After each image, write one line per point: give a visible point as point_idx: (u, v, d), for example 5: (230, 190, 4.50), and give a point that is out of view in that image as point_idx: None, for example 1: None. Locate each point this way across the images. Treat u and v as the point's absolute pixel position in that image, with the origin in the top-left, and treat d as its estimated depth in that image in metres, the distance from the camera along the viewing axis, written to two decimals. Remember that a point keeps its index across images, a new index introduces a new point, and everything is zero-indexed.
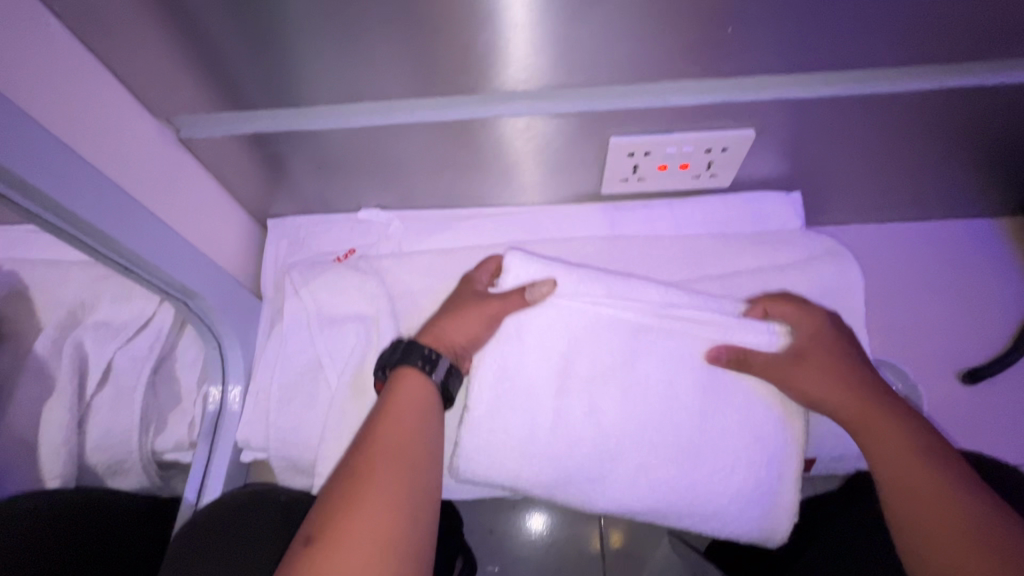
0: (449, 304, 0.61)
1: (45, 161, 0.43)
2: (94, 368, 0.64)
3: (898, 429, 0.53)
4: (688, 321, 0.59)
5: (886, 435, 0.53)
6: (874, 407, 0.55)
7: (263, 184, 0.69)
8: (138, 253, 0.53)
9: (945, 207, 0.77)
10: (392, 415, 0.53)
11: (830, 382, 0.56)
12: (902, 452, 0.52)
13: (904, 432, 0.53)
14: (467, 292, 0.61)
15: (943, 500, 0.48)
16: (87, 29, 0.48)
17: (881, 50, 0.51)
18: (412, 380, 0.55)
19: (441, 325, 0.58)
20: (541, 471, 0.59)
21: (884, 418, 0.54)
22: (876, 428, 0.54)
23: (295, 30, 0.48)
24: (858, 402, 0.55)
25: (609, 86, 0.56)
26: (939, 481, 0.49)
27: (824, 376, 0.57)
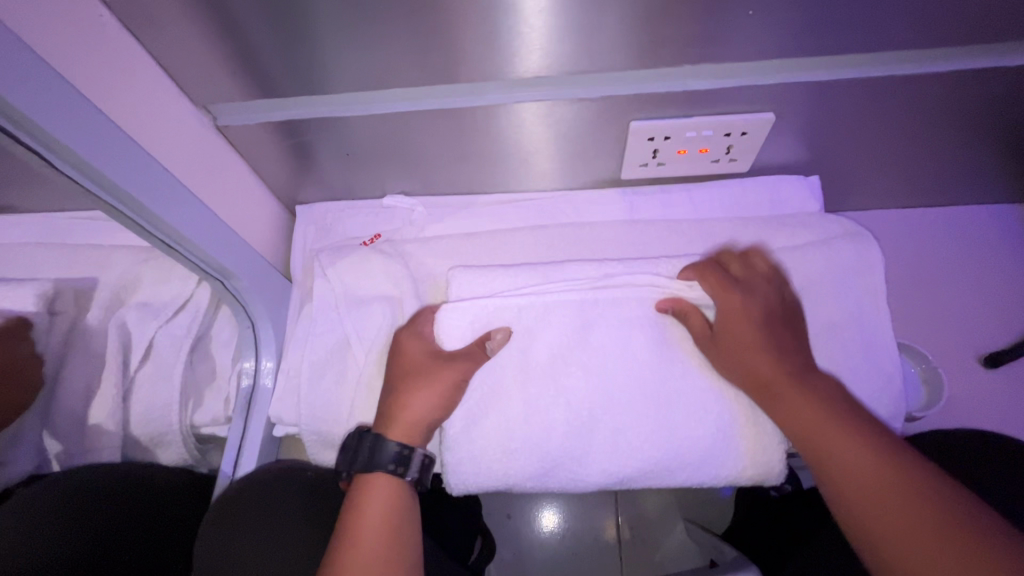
0: (401, 378, 0.61)
1: (100, 148, 0.46)
2: (137, 346, 0.68)
3: (801, 389, 0.56)
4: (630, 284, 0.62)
5: (791, 398, 0.55)
6: (777, 368, 0.57)
7: (292, 170, 0.72)
8: (190, 237, 0.57)
9: (967, 191, 0.76)
10: (365, 517, 0.56)
11: (740, 343, 0.58)
12: (807, 414, 0.54)
13: (805, 391, 0.55)
14: (418, 361, 0.61)
15: (855, 455, 0.51)
16: (135, 21, 0.51)
17: (905, 33, 0.52)
18: (382, 481, 0.58)
19: (411, 409, 0.59)
20: (542, 453, 0.61)
21: (790, 382, 0.56)
22: (782, 393, 0.56)
23: (328, 22, 0.50)
24: (759, 361, 0.57)
25: (629, 71, 0.57)
26: (848, 438, 0.52)
27: (735, 337, 0.58)
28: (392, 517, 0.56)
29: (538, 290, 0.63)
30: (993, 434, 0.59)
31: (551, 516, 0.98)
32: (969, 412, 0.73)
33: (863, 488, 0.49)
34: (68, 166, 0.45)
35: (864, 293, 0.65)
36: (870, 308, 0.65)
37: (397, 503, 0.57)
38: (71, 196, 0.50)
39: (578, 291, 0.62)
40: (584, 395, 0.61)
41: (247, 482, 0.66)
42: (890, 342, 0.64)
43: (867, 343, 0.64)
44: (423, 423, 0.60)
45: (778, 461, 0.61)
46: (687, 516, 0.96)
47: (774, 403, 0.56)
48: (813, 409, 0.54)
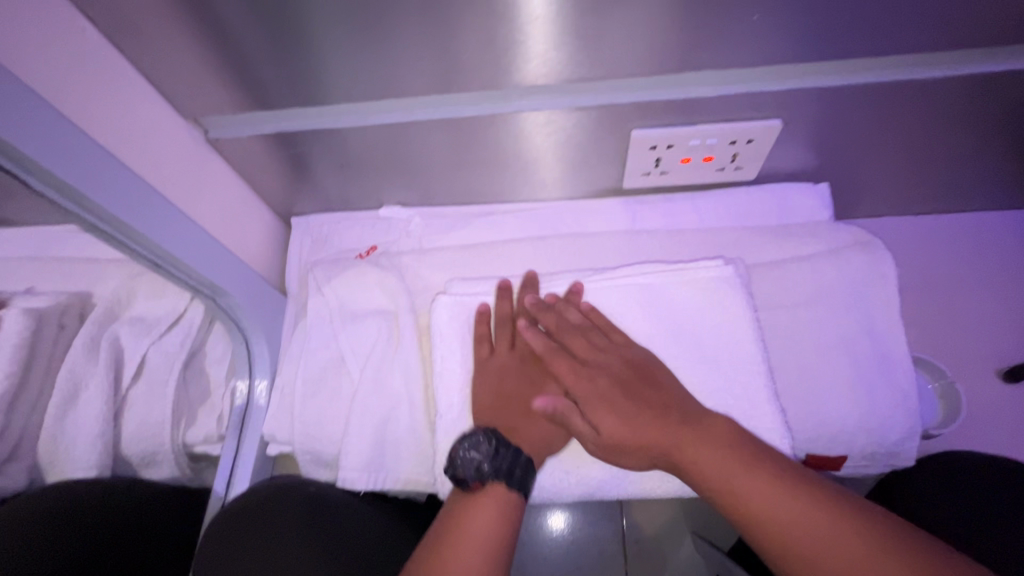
0: (500, 398, 0.60)
1: (83, 166, 0.45)
2: (129, 362, 0.67)
3: (702, 442, 0.52)
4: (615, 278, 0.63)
5: (696, 454, 0.51)
6: (674, 431, 0.53)
7: (286, 182, 0.71)
8: (178, 255, 0.55)
9: (982, 197, 0.74)
10: (476, 499, 0.55)
11: (613, 422, 0.55)
12: (720, 470, 0.50)
13: (708, 446, 0.51)
14: (534, 373, 0.63)
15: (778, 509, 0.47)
16: (120, 35, 0.50)
17: (917, 36, 0.49)
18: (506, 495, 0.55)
19: (544, 428, 0.60)
20: (564, 474, 0.60)
21: (686, 433, 0.53)
22: (689, 456, 0.52)
23: (318, 33, 0.49)
24: (642, 431, 0.54)
25: (629, 79, 0.55)
26: (763, 483, 0.48)
27: (607, 416, 0.56)
28: (495, 538, 0.53)
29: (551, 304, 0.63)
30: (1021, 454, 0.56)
31: (555, 529, 0.96)
32: (986, 428, 0.70)
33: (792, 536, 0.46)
34: (50, 188, 0.43)
35: (877, 305, 0.63)
36: (882, 320, 0.62)
37: (505, 509, 0.54)
38: (56, 214, 0.49)
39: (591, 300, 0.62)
40: None
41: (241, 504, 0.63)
42: (904, 356, 0.62)
43: (881, 357, 0.62)
44: (551, 435, 0.60)
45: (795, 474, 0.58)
46: (695, 529, 0.93)
47: (682, 467, 0.52)
48: (727, 462, 0.50)
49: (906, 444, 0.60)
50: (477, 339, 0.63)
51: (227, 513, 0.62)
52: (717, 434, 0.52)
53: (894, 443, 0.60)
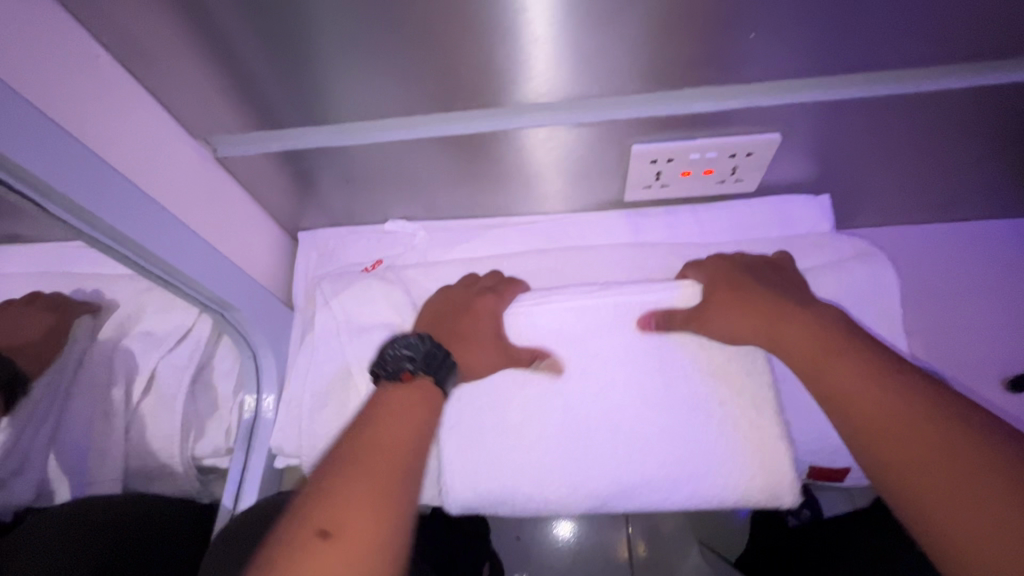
0: (440, 324, 0.63)
1: (97, 188, 0.46)
2: (139, 376, 0.68)
3: (808, 330, 0.53)
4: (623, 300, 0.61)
5: (794, 333, 0.54)
6: (778, 314, 0.55)
7: (293, 198, 0.72)
8: (182, 269, 0.56)
9: (984, 206, 0.74)
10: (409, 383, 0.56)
11: (733, 317, 0.57)
12: (822, 352, 0.51)
13: (814, 334, 0.53)
14: (473, 316, 0.62)
15: (864, 388, 0.48)
16: (132, 60, 0.51)
17: (913, 51, 0.50)
18: (430, 387, 0.56)
19: (469, 361, 0.61)
20: (569, 484, 0.61)
21: (792, 323, 0.54)
22: (788, 334, 0.54)
23: (323, 55, 0.50)
24: (762, 321, 0.56)
25: (628, 95, 0.56)
26: (858, 368, 0.49)
27: (725, 310, 0.57)
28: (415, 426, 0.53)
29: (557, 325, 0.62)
30: None
31: (561, 538, 0.96)
32: None
33: (878, 414, 0.46)
34: (64, 212, 0.45)
35: (878, 316, 0.64)
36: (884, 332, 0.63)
37: (423, 401, 0.55)
38: (68, 234, 0.50)
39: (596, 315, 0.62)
40: (584, 426, 0.62)
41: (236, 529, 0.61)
42: None
43: None
44: (478, 364, 0.61)
45: (793, 493, 0.60)
46: (701, 538, 0.94)
47: (778, 344, 0.55)
48: (825, 341, 0.52)
49: None
50: (431, 296, 0.67)
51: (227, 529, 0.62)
52: (824, 326, 0.53)
53: None
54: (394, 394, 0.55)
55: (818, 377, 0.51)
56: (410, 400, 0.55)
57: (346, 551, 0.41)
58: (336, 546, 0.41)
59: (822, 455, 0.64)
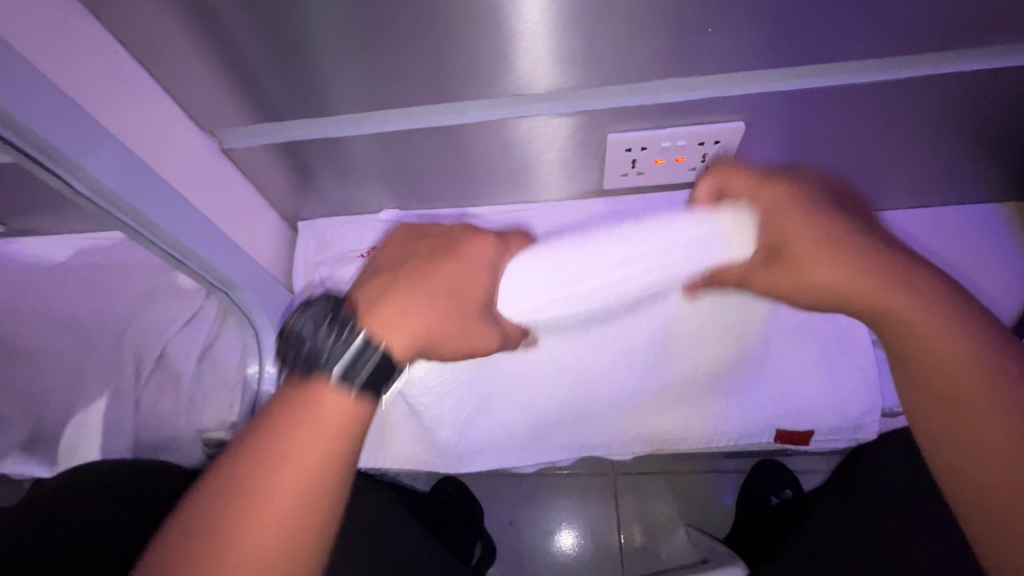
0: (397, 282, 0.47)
1: (118, 168, 0.51)
2: (149, 355, 0.73)
3: (938, 319, 0.45)
4: (648, 237, 0.50)
5: (927, 321, 0.45)
6: (894, 281, 0.46)
7: (293, 188, 0.76)
8: (192, 249, 0.60)
9: (944, 191, 0.78)
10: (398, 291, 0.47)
11: (842, 272, 0.46)
12: (947, 341, 0.44)
13: (947, 326, 0.45)
14: (454, 277, 0.49)
15: (970, 374, 0.43)
16: (147, 56, 0.56)
17: (859, 45, 0.55)
18: (336, 399, 0.42)
19: (432, 340, 0.47)
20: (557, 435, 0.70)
21: (910, 297, 0.45)
22: (912, 316, 0.45)
23: (321, 52, 0.55)
24: (869, 288, 0.46)
25: (603, 87, 0.61)
26: (987, 373, 0.43)
27: (827, 271, 0.47)
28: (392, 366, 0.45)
29: (530, 306, 0.54)
30: None
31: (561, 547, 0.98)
32: None
33: (1003, 430, 0.41)
34: (91, 193, 0.49)
35: None
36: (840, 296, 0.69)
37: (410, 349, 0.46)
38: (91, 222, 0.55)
39: (583, 259, 0.51)
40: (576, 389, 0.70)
41: None
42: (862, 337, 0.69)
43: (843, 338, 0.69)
44: (444, 342, 0.49)
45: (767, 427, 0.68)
46: (688, 520, 0.97)
47: (897, 329, 0.46)
48: (957, 334, 0.44)
49: (868, 419, 0.67)
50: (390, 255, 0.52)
51: None
52: (959, 316, 0.45)
53: (854, 419, 0.67)
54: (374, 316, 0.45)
55: (940, 375, 0.44)
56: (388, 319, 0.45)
57: (255, 536, 0.37)
58: (246, 529, 0.37)
59: (788, 418, 0.67)
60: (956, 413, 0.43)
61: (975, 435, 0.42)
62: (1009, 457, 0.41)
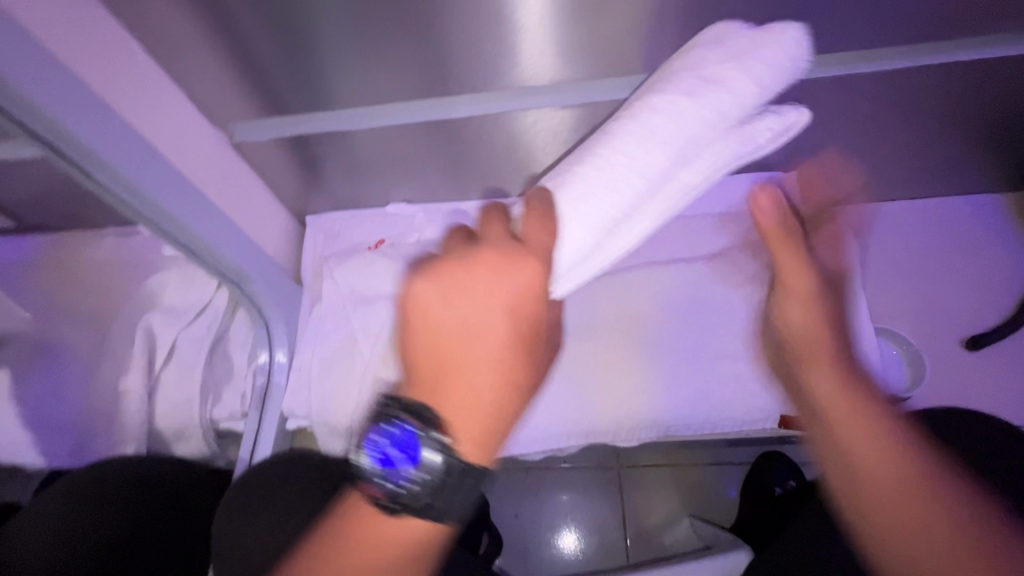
0: (472, 334, 0.50)
1: (133, 158, 0.52)
2: (161, 347, 0.74)
3: (851, 390, 0.56)
4: (719, 109, 0.50)
5: (833, 395, 0.56)
6: (822, 354, 0.58)
7: (301, 182, 0.77)
8: (206, 239, 0.61)
9: (947, 182, 0.79)
10: (504, 295, 0.50)
11: (801, 316, 0.60)
12: (848, 410, 0.55)
13: (856, 398, 0.55)
14: (527, 312, 0.51)
15: (871, 434, 0.53)
16: (161, 51, 0.57)
17: (861, 36, 0.55)
18: (421, 524, 0.51)
19: (508, 408, 0.52)
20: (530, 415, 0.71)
21: (838, 370, 0.57)
22: (823, 390, 0.57)
23: (333, 47, 0.56)
24: (812, 337, 0.59)
25: (607, 79, 0.62)
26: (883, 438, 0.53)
27: (797, 310, 0.60)
28: (511, 385, 0.52)
29: (582, 273, 0.53)
30: (960, 419, 0.66)
31: (565, 547, 0.99)
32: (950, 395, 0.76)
33: (886, 489, 0.51)
34: (111, 181, 0.51)
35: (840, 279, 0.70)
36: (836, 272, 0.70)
37: (507, 376, 0.51)
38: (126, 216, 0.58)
39: (637, 164, 0.49)
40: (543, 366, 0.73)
41: (294, 475, 0.70)
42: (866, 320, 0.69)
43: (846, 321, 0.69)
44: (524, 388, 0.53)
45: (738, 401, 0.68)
46: (692, 511, 0.98)
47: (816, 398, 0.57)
48: (859, 410, 0.54)
49: None
50: (435, 275, 0.51)
51: (273, 481, 0.70)
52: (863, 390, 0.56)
53: None
54: (481, 316, 0.50)
55: (842, 442, 0.54)
56: (497, 314, 0.50)
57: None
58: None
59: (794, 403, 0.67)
60: (851, 462, 0.53)
61: (864, 477, 0.52)
62: (897, 510, 0.50)
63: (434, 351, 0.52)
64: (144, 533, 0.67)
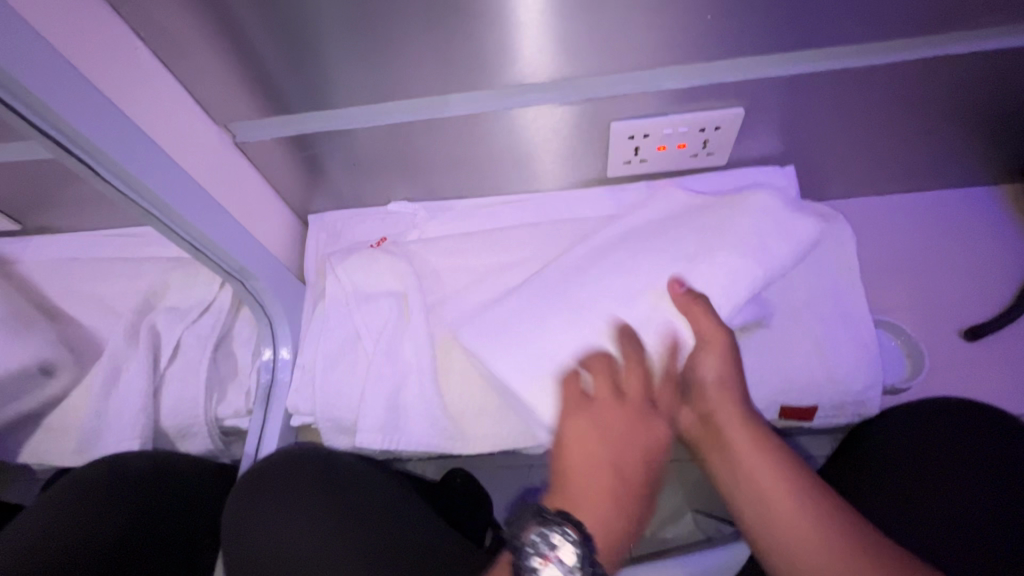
0: (616, 443, 0.60)
1: (140, 155, 0.53)
2: (166, 346, 0.75)
3: (753, 442, 0.57)
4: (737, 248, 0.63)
5: (740, 444, 0.57)
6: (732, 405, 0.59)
7: (304, 181, 0.78)
8: (211, 237, 0.62)
9: (942, 175, 0.80)
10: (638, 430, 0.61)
11: (715, 370, 0.60)
12: (754, 459, 0.56)
13: (759, 449, 0.56)
14: (653, 442, 0.61)
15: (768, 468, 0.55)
16: (166, 50, 0.58)
17: (854, 29, 0.56)
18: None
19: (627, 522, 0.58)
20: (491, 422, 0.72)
21: (741, 423, 0.58)
22: (733, 440, 0.58)
23: (337, 47, 0.57)
24: (728, 394, 0.59)
25: (605, 75, 0.63)
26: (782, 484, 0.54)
27: (708, 369, 0.60)
28: (638, 492, 0.59)
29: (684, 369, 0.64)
30: (964, 406, 0.67)
31: None
32: (951, 385, 0.76)
33: (790, 535, 0.52)
34: (116, 178, 0.52)
35: (838, 272, 0.71)
36: (832, 263, 0.71)
37: (637, 498, 0.59)
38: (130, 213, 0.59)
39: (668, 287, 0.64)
40: None
41: (316, 478, 0.69)
42: (864, 312, 0.70)
43: (844, 312, 0.70)
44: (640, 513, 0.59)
45: None
46: (695, 507, 0.98)
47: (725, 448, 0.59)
48: (763, 457, 0.56)
49: (870, 393, 0.68)
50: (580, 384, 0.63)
51: (296, 483, 0.69)
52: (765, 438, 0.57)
53: (857, 395, 0.67)
54: (620, 437, 0.60)
55: (749, 494, 0.56)
56: (631, 433, 0.61)
57: None
58: None
59: (793, 394, 0.68)
60: (760, 513, 0.54)
61: (763, 512, 0.54)
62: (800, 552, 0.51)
63: (580, 461, 0.59)
64: (149, 525, 0.69)
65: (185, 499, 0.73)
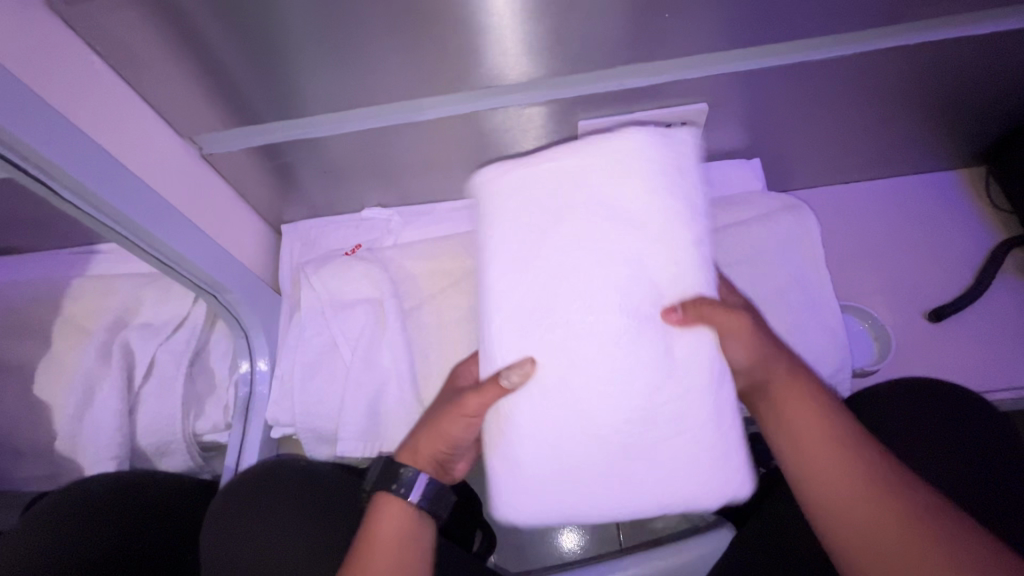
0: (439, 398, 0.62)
1: (104, 175, 0.52)
2: (139, 364, 0.74)
3: (801, 399, 0.53)
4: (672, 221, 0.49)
5: (792, 403, 0.53)
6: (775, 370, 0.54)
7: (274, 191, 0.78)
8: (180, 252, 0.61)
9: (904, 161, 0.82)
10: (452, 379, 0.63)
11: (743, 354, 0.51)
12: (807, 421, 0.52)
13: (808, 406, 0.53)
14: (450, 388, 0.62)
15: (839, 459, 0.50)
16: (124, 65, 0.57)
17: (810, 25, 0.57)
18: (395, 505, 0.58)
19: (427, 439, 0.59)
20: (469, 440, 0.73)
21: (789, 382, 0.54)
22: (784, 403, 0.54)
23: (300, 57, 0.56)
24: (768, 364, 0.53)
25: (569, 75, 0.63)
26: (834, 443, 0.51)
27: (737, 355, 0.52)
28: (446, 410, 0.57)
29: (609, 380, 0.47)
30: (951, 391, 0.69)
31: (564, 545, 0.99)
32: (918, 365, 0.79)
33: (837, 494, 0.50)
34: (78, 198, 0.51)
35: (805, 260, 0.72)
36: (798, 253, 0.73)
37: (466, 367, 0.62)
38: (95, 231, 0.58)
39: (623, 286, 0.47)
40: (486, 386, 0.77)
41: (302, 485, 0.70)
42: (829, 298, 0.72)
43: (810, 299, 0.72)
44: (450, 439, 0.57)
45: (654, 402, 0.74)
46: None
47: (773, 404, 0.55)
48: (817, 422, 0.52)
49: (839, 376, 0.70)
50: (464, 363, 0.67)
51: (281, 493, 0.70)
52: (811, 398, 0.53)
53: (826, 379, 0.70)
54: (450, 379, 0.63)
55: (799, 456, 0.52)
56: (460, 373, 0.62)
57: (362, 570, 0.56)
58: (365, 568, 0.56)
59: None
60: (804, 471, 0.52)
61: (813, 475, 0.51)
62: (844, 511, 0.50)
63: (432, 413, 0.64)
64: (135, 539, 0.68)
65: (167, 516, 0.72)
